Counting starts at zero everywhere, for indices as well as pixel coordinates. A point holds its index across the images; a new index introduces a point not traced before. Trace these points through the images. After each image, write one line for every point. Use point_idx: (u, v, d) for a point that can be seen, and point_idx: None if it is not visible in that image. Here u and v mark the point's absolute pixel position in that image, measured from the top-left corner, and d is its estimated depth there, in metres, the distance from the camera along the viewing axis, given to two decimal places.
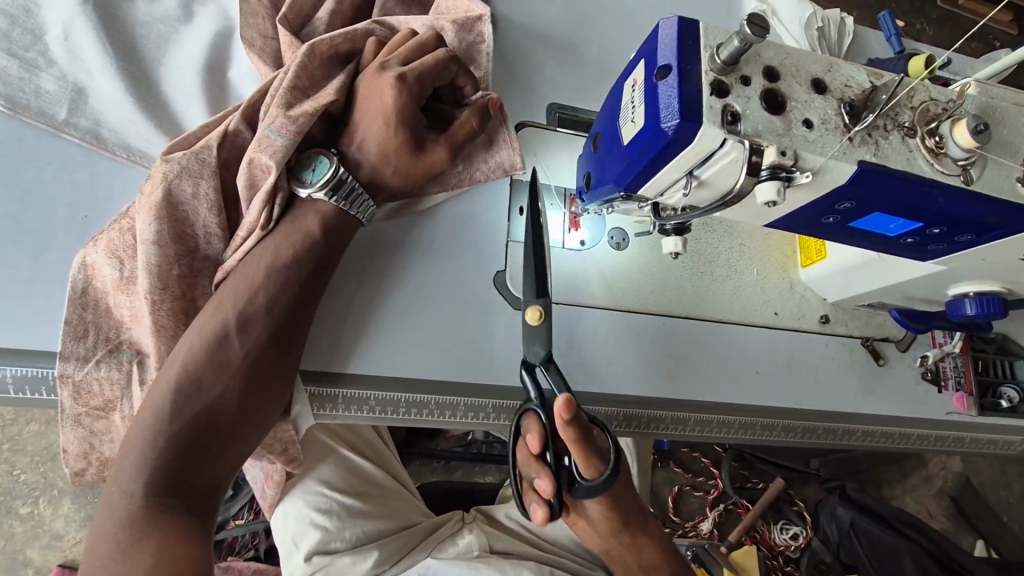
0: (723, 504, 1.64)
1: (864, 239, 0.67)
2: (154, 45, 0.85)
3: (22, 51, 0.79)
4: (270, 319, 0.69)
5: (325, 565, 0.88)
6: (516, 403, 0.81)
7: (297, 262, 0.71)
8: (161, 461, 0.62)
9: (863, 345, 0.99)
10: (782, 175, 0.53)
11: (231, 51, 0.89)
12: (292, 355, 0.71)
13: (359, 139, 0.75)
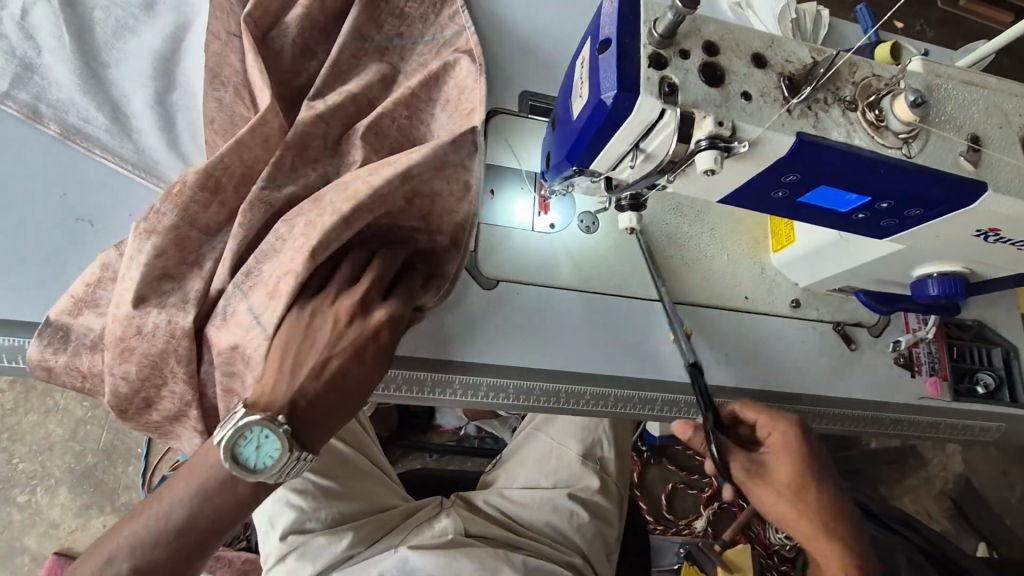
0: (717, 502, 1.64)
1: (816, 214, 0.69)
2: (108, 32, 0.91)
3: None
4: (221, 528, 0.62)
5: (301, 545, 0.91)
6: (483, 380, 0.82)
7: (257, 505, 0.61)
8: None
9: (834, 329, 1.00)
10: (721, 145, 0.55)
11: (184, 41, 0.93)
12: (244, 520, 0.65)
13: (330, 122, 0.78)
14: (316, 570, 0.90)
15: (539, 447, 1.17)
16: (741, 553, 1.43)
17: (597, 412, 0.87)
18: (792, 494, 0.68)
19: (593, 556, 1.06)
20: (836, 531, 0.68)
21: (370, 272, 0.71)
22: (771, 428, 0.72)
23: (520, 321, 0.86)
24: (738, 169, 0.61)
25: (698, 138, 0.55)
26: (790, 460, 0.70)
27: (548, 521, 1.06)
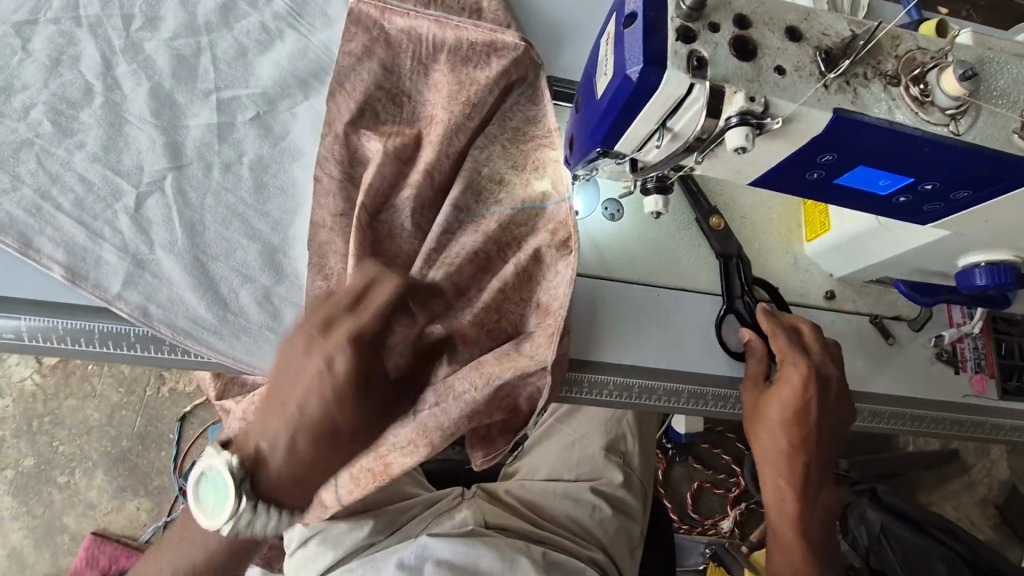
0: (745, 502, 1.60)
1: (854, 198, 0.65)
2: (148, 106, 0.81)
3: (63, 112, 0.79)
4: None
5: (322, 531, 0.91)
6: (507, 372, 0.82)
7: None
8: None
9: (871, 322, 0.95)
10: (752, 122, 0.52)
11: (206, 105, 0.83)
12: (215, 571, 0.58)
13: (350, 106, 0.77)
14: (338, 557, 0.89)
15: (558, 440, 1.16)
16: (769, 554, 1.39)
17: (620, 403, 0.85)
18: (777, 429, 0.78)
19: (615, 551, 1.03)
20: (796, 474, 0.78)
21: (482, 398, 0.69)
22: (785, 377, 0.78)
23: None
24: (772, 149, 0.58)
25: (729, 115, 0.53)
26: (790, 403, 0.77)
27: (569, 514, 1.04)
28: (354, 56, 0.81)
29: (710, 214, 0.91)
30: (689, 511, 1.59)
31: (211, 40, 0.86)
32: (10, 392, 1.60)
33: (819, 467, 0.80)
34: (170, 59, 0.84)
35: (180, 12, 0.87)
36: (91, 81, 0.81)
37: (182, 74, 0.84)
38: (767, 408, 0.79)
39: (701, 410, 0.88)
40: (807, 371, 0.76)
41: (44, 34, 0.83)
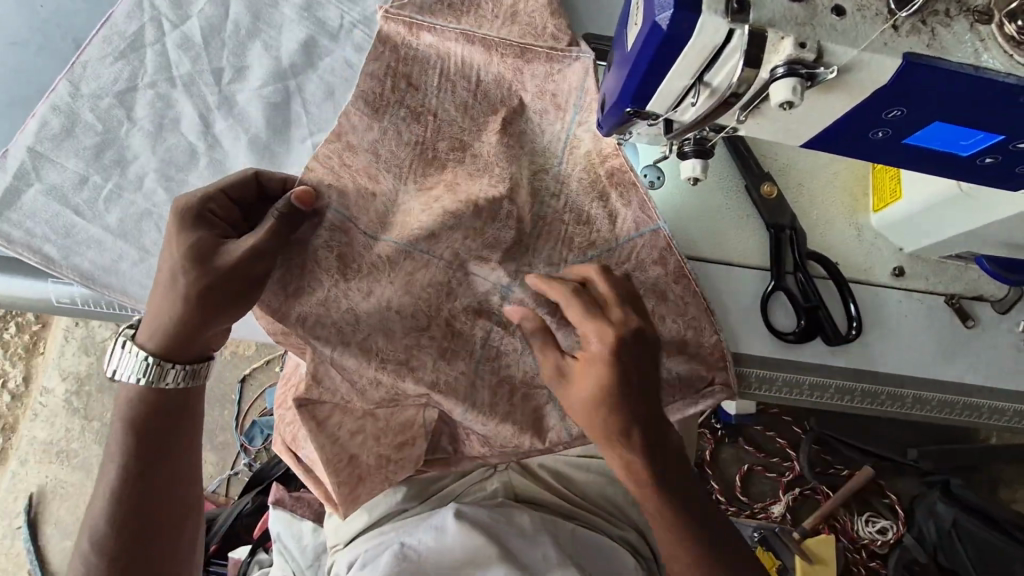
0: (798, 488, 1.51)
1: (926, 159, 0.57)
2: (215, 108, 0.86)
3: (132, 112, 0.84)
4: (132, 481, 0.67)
5: None
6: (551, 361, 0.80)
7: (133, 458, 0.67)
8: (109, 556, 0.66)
9: (947, 303, 0.85)
10: (801, 72, 0.46)
11: (270, 113, 0.87)
12: (155, 481, 0.68)
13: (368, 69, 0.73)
14: (372, 518, 0.92)
15: None
16: (823, 543, 1.34)
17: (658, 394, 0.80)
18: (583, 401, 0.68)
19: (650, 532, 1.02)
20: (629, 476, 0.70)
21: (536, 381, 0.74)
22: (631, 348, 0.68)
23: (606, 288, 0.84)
24: (827, 106, 0.51)
25: (775, 65, 0.47)
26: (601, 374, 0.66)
27: (603, 490, 1.01)
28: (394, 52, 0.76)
29: (762, 181, 0.84)
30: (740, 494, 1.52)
31: (299, 83, 0.88)
32: (95, 350, 1.78)
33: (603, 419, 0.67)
34: (264, 109, 0.87)
35: (266, 58, 0.88)
36: (193, 143, 0.85)
37: (277, 122, 0.87)
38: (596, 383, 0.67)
39: (745, 392, 0.81)
40: (615, 336, 0.66)
41: (143, 96, 0.85)
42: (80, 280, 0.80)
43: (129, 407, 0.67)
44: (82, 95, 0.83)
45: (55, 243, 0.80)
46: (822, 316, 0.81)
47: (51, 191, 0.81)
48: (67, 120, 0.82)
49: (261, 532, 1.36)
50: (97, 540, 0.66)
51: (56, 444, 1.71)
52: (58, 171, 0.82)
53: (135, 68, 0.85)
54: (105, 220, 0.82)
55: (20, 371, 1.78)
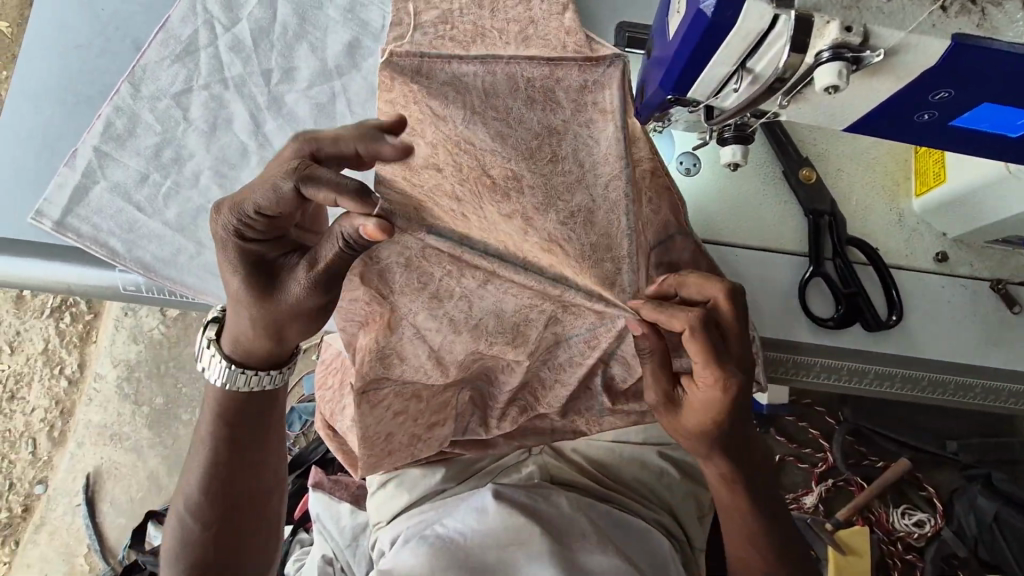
0: (832, 479, 1.50)
1: (974, 142, 0.57)
2: (264, 108, 0.90)
3: (190, 113, 0.89)
4: (222, 466, 0.71)
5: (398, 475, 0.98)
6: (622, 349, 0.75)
7: (224, 445, 0.70)
8: (207, 526, 0.72)
9: (992, 288, 0.83)
10: (847, 56, 0.46)
11: (317, 111, 0.91)
12: (245, 464, 0.72)
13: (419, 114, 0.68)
14: (412, 498, 0.95)
15: None
16: (857, 534, 1.32)
17: None
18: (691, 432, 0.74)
19: (681, 513, 1.03)
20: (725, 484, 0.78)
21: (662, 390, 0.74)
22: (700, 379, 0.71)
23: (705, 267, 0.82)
24: (870, 90, 0.52)
25: (820, 49, 0.47)
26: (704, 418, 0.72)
27: (637, 475, 1.03)
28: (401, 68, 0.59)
29: (800, 166, 0.83)
30: None
31: (344, 83, 0.92)
32: (143, 338, 1.88)
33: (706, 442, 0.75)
34: (311, 109, 0.91)
35: (313, 59, 0.92)
36: (245, 141, 0.89)
37: (322, 120, 0.91)
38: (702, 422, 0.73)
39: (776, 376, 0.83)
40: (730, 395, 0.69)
41: (199, 96, 0.89)
42: (142, 271, 0.84)
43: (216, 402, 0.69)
44: (144, 95, 0.88)
45: (119, 238, 0.84)
46: (861, 299, 0.80)
47: (115, 188, 0.85)
48: (129, 119, 0.87)
49: (302, 512, 1.42)
50: (192, 515, 0.71)
51: (109, 427, 1.81)
52: (121, 167, 0.86)
53: (190, 66, 0.89)
54: (164, 215, 0.86)
55: (75, 358, 1.87)
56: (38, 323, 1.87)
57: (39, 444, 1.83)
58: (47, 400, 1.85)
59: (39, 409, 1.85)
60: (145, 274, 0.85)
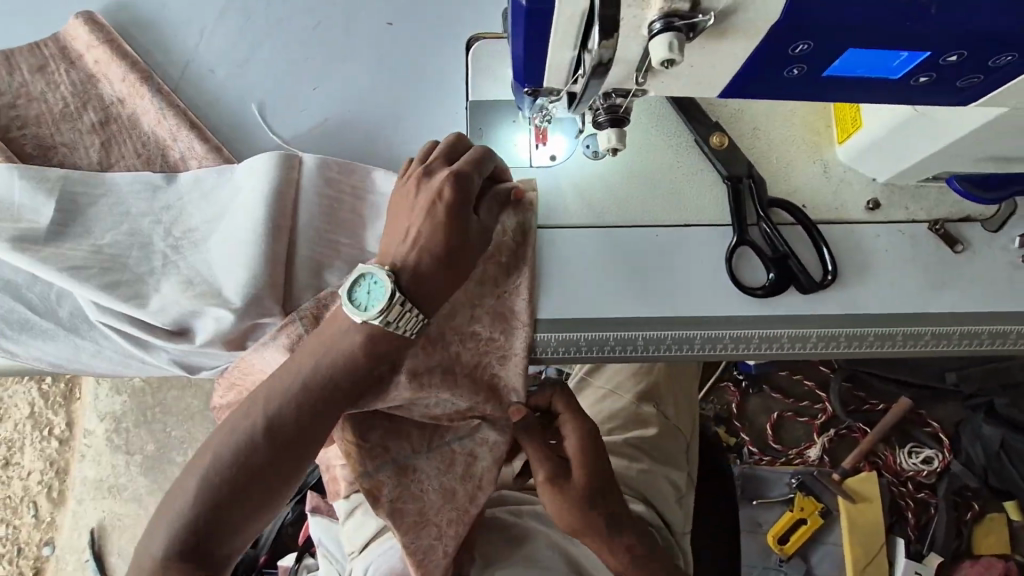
0: (833, 429, 1.46)
1: (859, 90, 0.52)
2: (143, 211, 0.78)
3: (66, 225, 0.77)
4: (269, 436, 0.60)
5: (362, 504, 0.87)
6: (570, 334, 0.76)
7: (290, 417, 0.61)
8: (196, 514, 0.58)
9: (931, 229, 0.79)
10: (680, 24, 0.42)
11: (213, 197, 0.78)
12: (286, 472, 0.61)
13: (409, 232, 0.64)
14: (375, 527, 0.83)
15: (587, 396, 1.12)
16: (865, 483, 1.33)
17: (628, 357, 0.78)
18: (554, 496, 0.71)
19: (661, 502, 0.97)
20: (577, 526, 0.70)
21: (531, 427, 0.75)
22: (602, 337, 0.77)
23: (566, 262, 0.78)
24: (722, 53, 0.47)
25: (651, 20, 0.43)
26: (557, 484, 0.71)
27: None
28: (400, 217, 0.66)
29: (710, 132, 0.79)
30: (771, 443, 1.47)
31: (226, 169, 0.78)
32: (125, 389, 1.87)
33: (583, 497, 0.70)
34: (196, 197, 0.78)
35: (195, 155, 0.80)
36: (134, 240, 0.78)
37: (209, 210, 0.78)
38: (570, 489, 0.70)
39: (577, 357, 0.78)
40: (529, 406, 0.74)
41: (103, 199, 0.78)
42: (52, 365, 0.83)
43: (340, 350, 0.62)
44: (46, 196, 0.76)
45: (13, 337, 0.81)
46: (796, 261, 0.76)
47: (5, 287, 0.79)
48: (29, 220, 0.77)
49: (304, 538, 1.39)
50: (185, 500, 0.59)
51: (106, 480, 1.82)
52: (9, 265, 0.79)
53: (49, 137, 0.82)
54: (57, 315, 0.80)
55: (62, 418, 1.87)
56: (21, 388, 1.88)
57: (40, 507, 1.83)
58: (42, 463, 1.85)
59: (36, 472, 1.85)
60: (55, 366, 0.84)
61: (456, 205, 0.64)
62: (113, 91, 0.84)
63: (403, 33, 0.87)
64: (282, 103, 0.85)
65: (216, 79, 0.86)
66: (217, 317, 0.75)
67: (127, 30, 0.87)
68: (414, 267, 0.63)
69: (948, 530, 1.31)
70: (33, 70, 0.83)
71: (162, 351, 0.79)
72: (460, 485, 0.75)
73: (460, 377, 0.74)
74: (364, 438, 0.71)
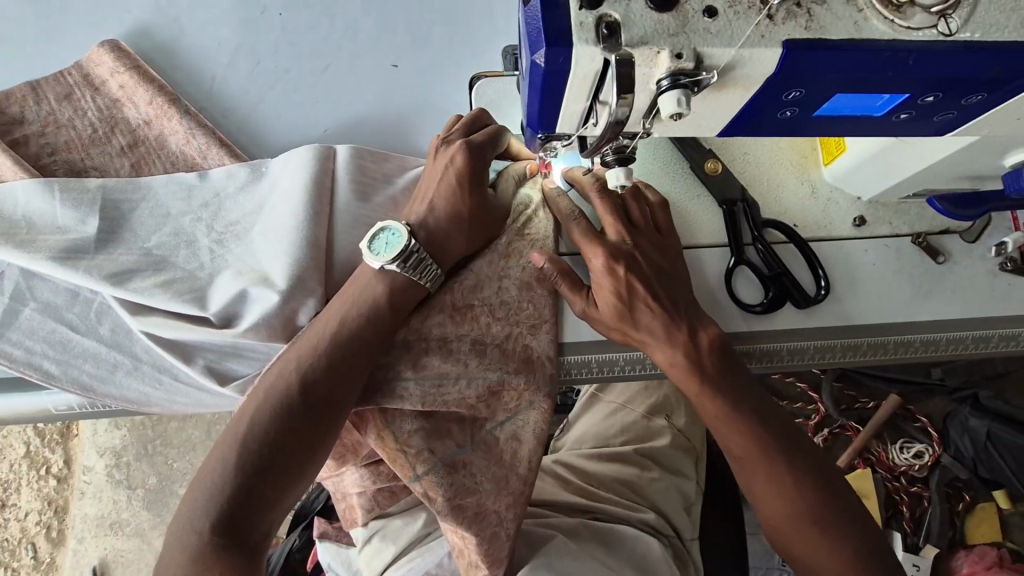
0: (827, 428, 1.51)
1: (847, 125, 0.57)
2: (183, 215, 0.80)
3: (111, 233, 0.78)
4: (302, 402, 0.66)
5: (381, 529, 0.86)
6: (589, 356, 0.82)
7: (320, 385, 0.67)
8: (237, 478, 0.64)
9: (914, 243, 0.84)
10: (685, 81, 0.47)
11: (252, 197, 0.81)
12: (318, 436, 0.67)
13: (432, 201, 0.73)
14: (399, 552, 0.84)
15: (596, 412, 1.14)
16: (862, 479, 1.39)
17: (639, 375, 0.84)
18: (732, 429, 0.72)
19: (669, 512, 1.00)
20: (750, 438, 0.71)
21: (669, 356, 0.72)
22: (648, 236, 0.77)
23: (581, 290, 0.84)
24: (722, 102, 0.52)
25: (659, 78, 0.47)
26: (725, 415, 0.72)
27: (617, 481, 1.01)
28: (426, 188, 0.75)
29: (705, 158, 0.83)
30: None
31: (263, 165, 0.82)
32: (125, 422, 1.86)
33: (744, 414, 0.72)
34: (235, 200, 0.81)
35: (227, 160, 0.83)
36: (173, 246, 0.78)
37: (250, 208, 0.80)
38: (727, 409, 0.71)
39: (592, 378, 0.83)
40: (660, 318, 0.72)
41: (144, 203, 0.80)
42: (80, 392, 0.79)
43: (365, 319, 0.70)
44: (90, 207, 0.78)
45: (52, 359, 0.79)
46: (790, 279, 0.80)
47: (45, 309, 0.79)
48: (73, 232, 0.77)
49: (314, 566, 1.39)
50: (225, 463, 0.64)
51: (107, 517, 1.80)
52: (51, 287, 0.79)
53: (79, 161, 0.84)
54: (98, 332, 0.79)
55: (60, 455, 1.85)
56: (18, 427, 1.86)
57: (39, 547, 1.80)
58: (40, 502, 1.82)
59: (33, 512, 1.82)
60: (85, 394, 0.79)
61: (470, 179, 0.73)
62: (138, 114, 0.86)
63: (410, 70, 0.91)
64: (294, 145, 0.88)
65: (227, 124, 0.88)
66: (264, 300, 0.73)
67: (149, 58, 0.90)
68: (435, 234, 0.73)
69: (942, 520, 1.36)
70: (60, 98, 0.86)
71: (198, 359, 0.77)
72: (510, 472, 0.78)
73: (492, 349, 0.77)
74: (409, 444, 0.74)
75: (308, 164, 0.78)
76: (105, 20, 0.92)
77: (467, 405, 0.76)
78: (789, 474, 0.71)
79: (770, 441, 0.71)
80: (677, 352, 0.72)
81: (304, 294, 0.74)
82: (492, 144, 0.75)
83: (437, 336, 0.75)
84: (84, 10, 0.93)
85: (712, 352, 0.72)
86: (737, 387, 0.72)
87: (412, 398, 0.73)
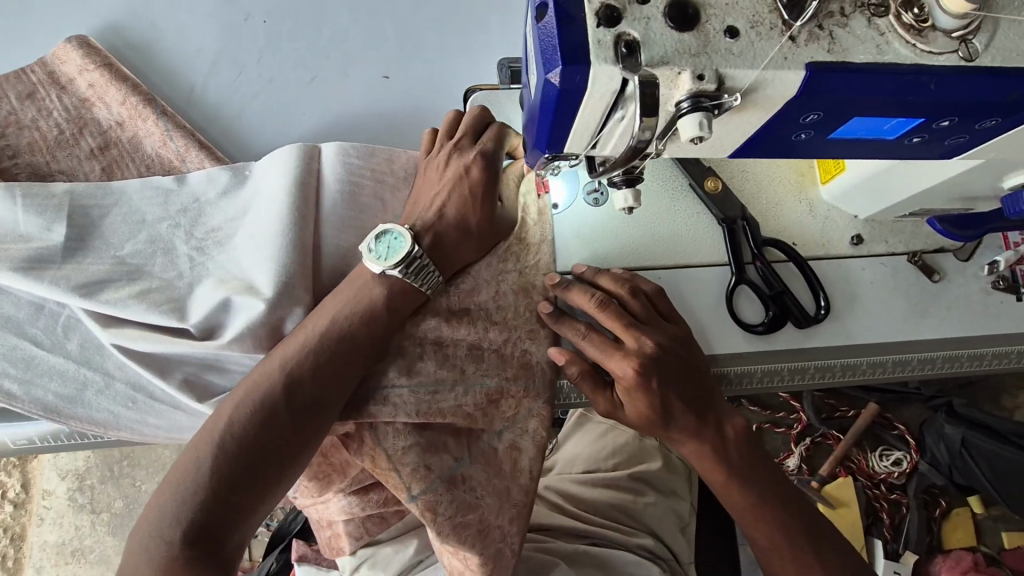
0: (809, 437, 1.50)
1: (860, 147, 0.56)
2: (159, 221, 0.75)
3: (80, 242, 0.72)
4: (287, 402, 0.62)
5: (369, 557, 0.81)
6: None
7: (308, 385, 0.63)
8: (214, 482, 0.58)
9: (910, 261, 0.85)
10: (707, 103, 0.45)
11: (235, 201, 0.76)
12: (303, 437, 0.62)
13: (440, 205, 0.70)
14: None
15: (591, 430, 1.12)
16: (843, 489, 1.40)
17: None
18: (760, 518, 0.73)
19: (666, 534, 0.98)
20: (773, 522, 0.72)
21: (697, 447, 0.72)
22: (670, 329, 0.73)
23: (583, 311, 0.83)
24: (739, 124, 0.50)
25: (679, 100, 0.45)
26: (752, 500, 0.73)
27: (613, 503, 0.98)
28: (431, 192, 0.71)
29: (705, 176, 0.82)
30: None
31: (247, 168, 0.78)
32: None
33: (768, 495, 0.73)
34: (216, 206, 0.76)
35: (207, 165, 0.78)
36: (149, 254, 0.73)
37: (234, 213, 0.76)
38: (753, 496, 0.72)
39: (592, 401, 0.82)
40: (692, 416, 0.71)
41: (116, 209, 0.75)
42: (44, 414, 0.73)
43: (355, 318, 0.66)
44: (56, 214, 0.72)
45: (13, 379, 0.73)
46: (794, 300, 0.79)
47: (5, 324, 0.73)
48: (38, 240, 0.71)
49: None
50: (198, 466, 0.58)
51: (69, 544, 1.69)
52: (11, 300, 0.73)
53: (44, 165, 0.78)
54: (64, 348, 0.73)
55: (16, 479, 1.73)
56: None
57: None
58: None
59: None
60: (50, 415, 0.73)
61: (483, 186, 0.70)
62: (109, 115, 0.80)
63: (401, 78, 0.88)
64: None
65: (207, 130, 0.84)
66: (249, 308, 0.68)
67: (122, 56, 0.85)
68: (436, 238, 0.69)
69: (920, 526, 1.37)
70: (22, 98, 0.80)
71: (176, 372, 0.71)
72: (511, 485, 0.75)
73: (488, 354, 0.75)
74: (403, 462, 0.70)
75: (293, 165, 0.74)
76: (73, 15, 0.87)
77: (465, 413, 0.73)
78: (814, 558, 0.72)
79: (793, 523, 0.73)
80: (706, 450, 0.72)
81: (290, 303, 0.69)
82: (501, 151, 0.73)
83: (432, 339, 0.72)
84: (50, 3, 0.87)
85: (737, 443, 0.73)
86: (764, 473, 0.73)
87: (405, 415, 0.69)
